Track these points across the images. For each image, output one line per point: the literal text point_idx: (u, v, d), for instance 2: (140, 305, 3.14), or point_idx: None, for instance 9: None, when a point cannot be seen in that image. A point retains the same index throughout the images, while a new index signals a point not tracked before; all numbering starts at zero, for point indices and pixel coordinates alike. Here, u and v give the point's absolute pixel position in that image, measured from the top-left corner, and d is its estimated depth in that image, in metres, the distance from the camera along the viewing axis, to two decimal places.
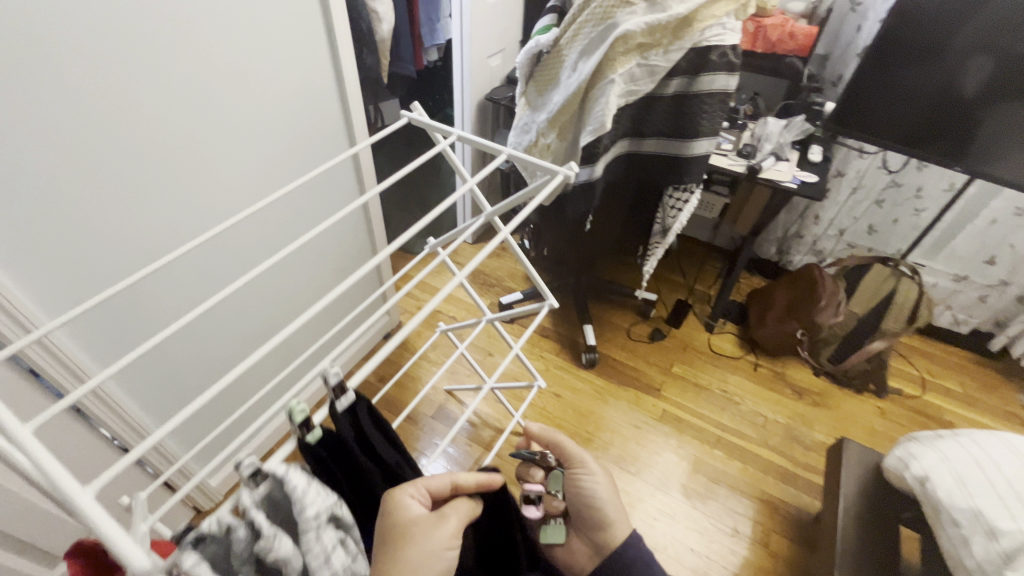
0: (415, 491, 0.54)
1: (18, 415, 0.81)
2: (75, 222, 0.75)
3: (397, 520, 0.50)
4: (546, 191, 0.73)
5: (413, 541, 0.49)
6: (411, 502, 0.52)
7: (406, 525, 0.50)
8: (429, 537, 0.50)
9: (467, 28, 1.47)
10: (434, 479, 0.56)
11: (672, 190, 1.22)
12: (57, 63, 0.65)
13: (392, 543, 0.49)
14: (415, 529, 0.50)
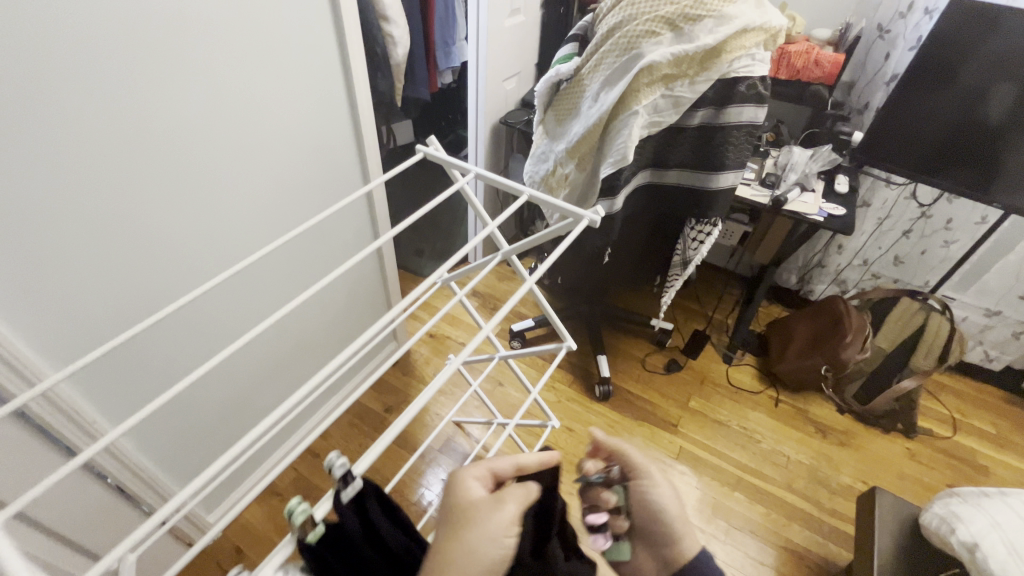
0: (476, 472, 0.54)
1: (25, 475, 0.77)
2: (76, 261, 0.71)
3: (456, 500, 0.50)
4: (569, 239, 0.69)
5: (470, 523, 0.47)
6: (469, 484, 0.52)
7: (464, 505, 0.49)
8: (487, 519, 0.47)
9: (484, 53, 1.45)
10: (498, 463, 0.57)
11: (694, 222, 1.16)
12: (67, 104, 0.62)
13: (448, 525, 0.48)
14: (473, 509, 0.48)
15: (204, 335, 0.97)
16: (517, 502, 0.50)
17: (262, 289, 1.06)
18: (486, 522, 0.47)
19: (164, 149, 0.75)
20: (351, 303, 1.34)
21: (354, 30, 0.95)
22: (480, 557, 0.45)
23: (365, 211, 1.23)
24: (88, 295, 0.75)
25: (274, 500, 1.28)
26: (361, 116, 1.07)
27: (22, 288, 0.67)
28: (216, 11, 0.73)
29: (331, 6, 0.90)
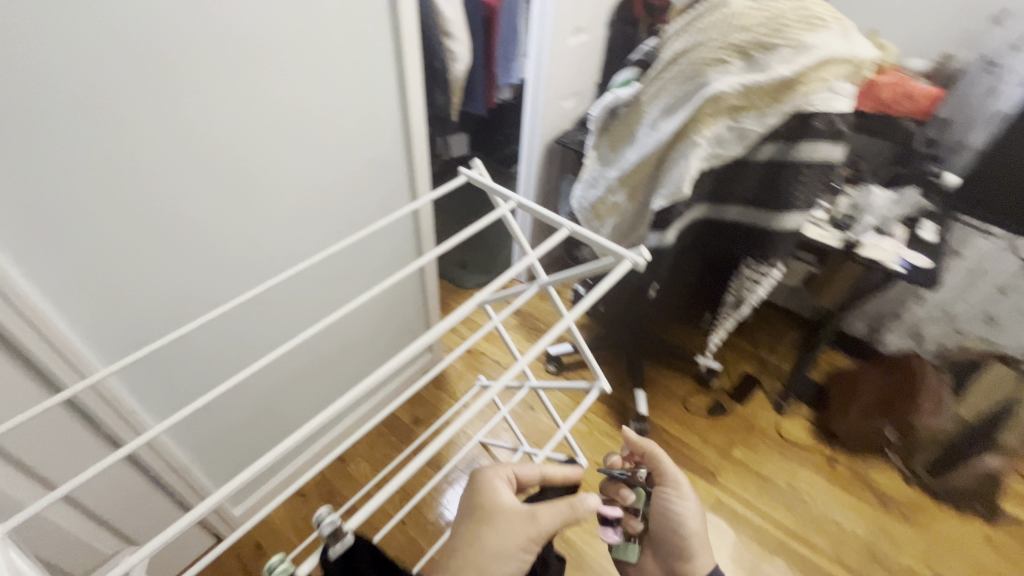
0: (506, 474, 0.61)
1: (66, 459, 0.81)
2: (130, 261, 0.75)
3: (487, 502, 0.57)
4: (603, 285, 0.62)
5: (496, 529, 0.55)
6: (501, 488, 0.59)
7: (493, 510, 0.57)
8: (512, 531, 0.56)
9: (543, 72, 1.44)
10: (525, 468, 0.62)
11: (751, 262, 1.06)
12: (133, 113, 0.66)
13: (477, 523, 0.56)
14: (500, 517, 0.56)
15: (248, 339, 1.00)
16: (542, 521, 0.57)
17: (309, 299, 1.08)
18: (510, 533, 0.55)
19: (220, 159, 0.78)
20: (390, 314, 1.35)
21: (413, 50, 0.96)
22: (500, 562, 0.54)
23: (410, 224, 1.23)
24: (140, 294, 0.79)
25: (298, 503, 1.29)
26: (414, 134, 1.07)
27: (78, 283, 0.71)
28: (279, 30, 0.75)
29: (393, 27, 0.91)
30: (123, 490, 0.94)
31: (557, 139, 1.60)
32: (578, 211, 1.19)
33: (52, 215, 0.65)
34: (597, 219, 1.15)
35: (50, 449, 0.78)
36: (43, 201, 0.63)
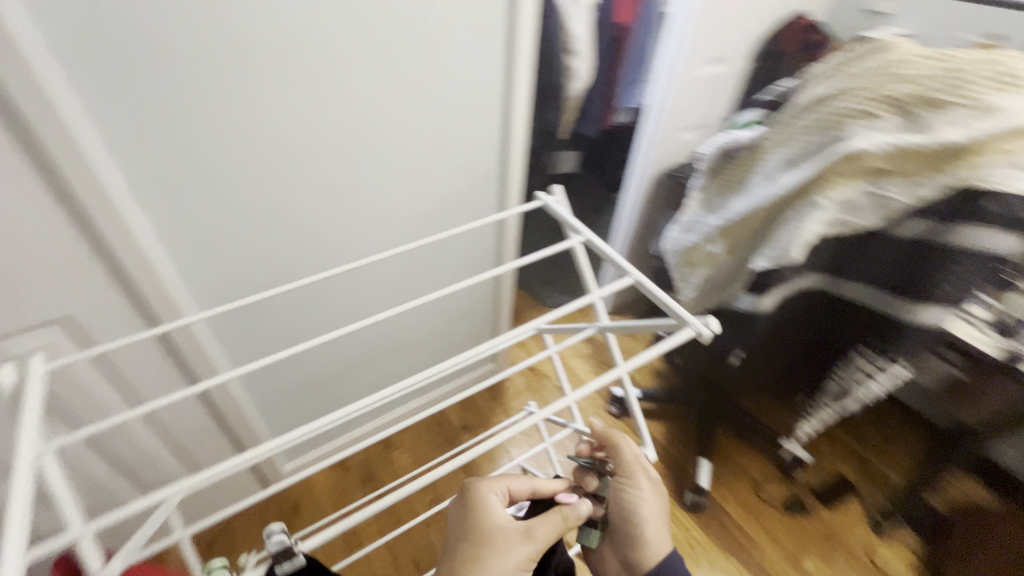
0: (499, 489, 0.53)
1: (155, 390, 0.92)
2: (234, 228, 0.84)
3: (479, 520, 0.49)
4: (648, 354, 0.55)
5: (493, 551, 0.47)
6: (494, 502, 0.51)
7: (488, 528, 0.48)
8: (511, 550, 0.47)
9: (664, 99, 1.36)
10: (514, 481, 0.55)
11: (863, 353, 0.90)
12: (256, 96, 0.73)
13: (470, 544, 0.48)
14: (496, 536, 0.48)
15: (323, 315, 1.06)
16: (540, 537, 0.49)
17: (385, 289, 1.13)
18: (509, 554, 0.47)
19: (323, 146, 0.84)
20: (460, 318, 1.36)
21: (525, 65, 0.95)
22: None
23: (495, 236, 1.23)
24: (236, 255, 0.87)
25: (339, 475, 1.35)
26: (513, 147, 1.07)
27: (190, 240, 0.81)
28: (396, 34, 0.79)
29: (508, 40, 0.91)
30: (194, 423, 1.04)
31: (669, 171, 1.49)
32: (668, 254, 1.09)
33: (176, 175, 0.74)
34: (689, 267, 1.05)
35: (141, 375, 0.88)
36: (171, 162, 0.72)
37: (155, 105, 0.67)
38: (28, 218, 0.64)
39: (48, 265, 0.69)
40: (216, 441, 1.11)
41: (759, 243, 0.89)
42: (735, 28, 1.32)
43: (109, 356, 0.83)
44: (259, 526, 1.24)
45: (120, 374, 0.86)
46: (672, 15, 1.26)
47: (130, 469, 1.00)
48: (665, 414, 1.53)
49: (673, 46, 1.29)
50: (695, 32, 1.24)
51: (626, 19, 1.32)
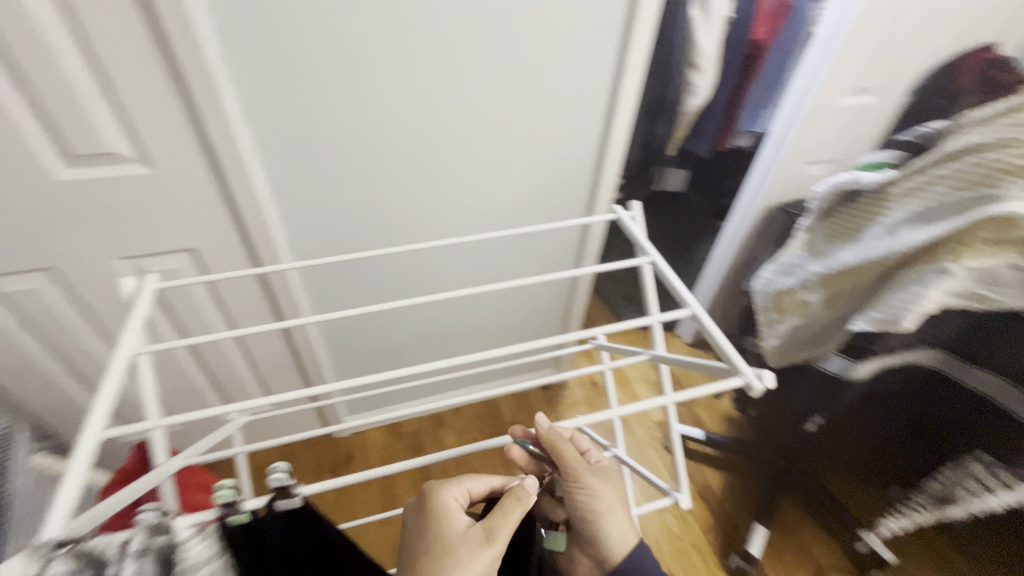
0: (459, 494, 0.51)
1: (250, 322, 1.05)
2: (334, 194, 0.92)
3: (438, 526, 0.47)
4: (711, 389, 0.50)
5: (455, 551, 0.45)
6: (454, 506, 0.49)
7: (449, 532, 0.47)
8: (474, 546, 0.45)
9: (792, 127, 1.23)
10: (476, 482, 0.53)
11: (972, 463, 0.78)
12: (371, 79, 0.80)
13: (431, 549, 0.46)
14: (460, 536, 0.46)
15: (399, 288, 1.14)
16: (503, 529, 0.47)
17: (460, 276, 1.17)
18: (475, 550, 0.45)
19: (420, 134, 0.89)
20: (528, 317, 1.37)
21: (634, 78, 0.92)
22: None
23: (576, 242, 1.22)
24: (331, 223, 0.96)
25: (390, 438, 1.44)
26: (607, 158, 1.04)
27: (297, 200, 0.91)
28: (508, 32, 0.81)
29: (619, 50, 0.89)
30: (276, 361, 1.17)
31: (782, 205, 1.36)
32: (755, 294, 0.99)
33: (291, 145, 0.83)
34: (778, 314, 0.94)
35: (241, 308, 1.02)
36: (290, 133, 0.82)
37: (283, 81, 0.76)
38: (177, 162, 0.79)
39: (187, 203, 0.84)
40: (293, 380, 1.24)
41: (865, 301, 0.79)
42: (891, 56, 1.17)
43: (219, 287, 0.98)
44: (314, 465, 1.37)
45: (225, 303, 1.01)
46: (818, 38, 1.14)
47: (222, 383, 1.17)
48: (727, 464, 1.40)
49: (811, 71, 1.16)
50: (841, 57, 1.11)
51: (761, 37, 1.26)
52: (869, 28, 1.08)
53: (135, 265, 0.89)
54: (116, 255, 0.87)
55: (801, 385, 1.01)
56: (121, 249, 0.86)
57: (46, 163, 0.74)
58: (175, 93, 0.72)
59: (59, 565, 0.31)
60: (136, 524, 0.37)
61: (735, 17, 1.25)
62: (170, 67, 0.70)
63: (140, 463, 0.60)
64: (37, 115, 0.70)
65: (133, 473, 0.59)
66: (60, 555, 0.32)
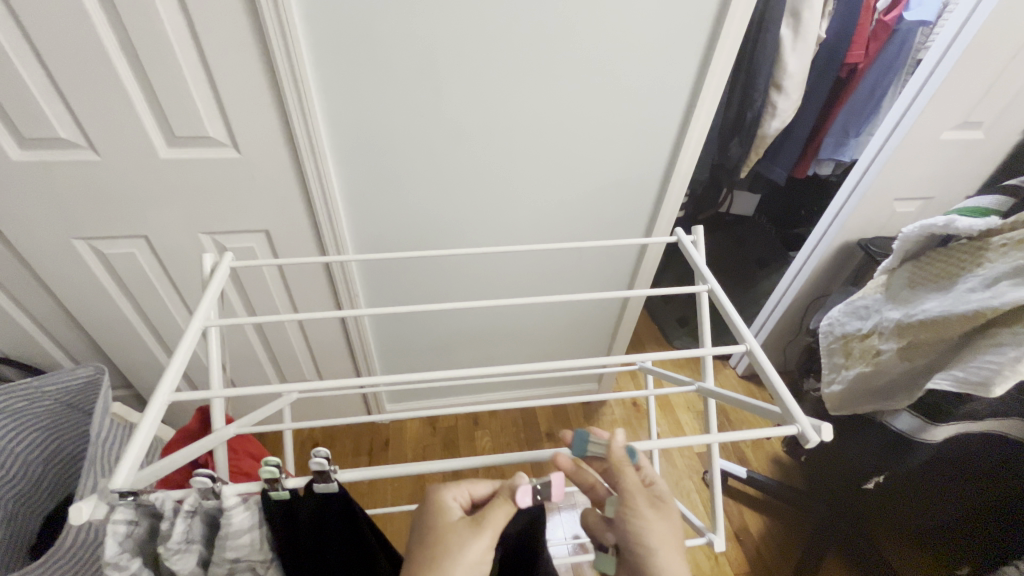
0: (460, 495, 0.48)
1: (310, 305, 1.11)
2: (398, 192, 0.95)
3: (432, 523, 0.45)
4: (759, 434, 0.46)
5: (447, 548, 0.42)
6: (452, 506, 0.46)
7: (443, 528, 0.44)
8: (466, 543, 0.43)
9: (882, 158, 1.14)
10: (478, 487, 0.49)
11: None
12: (444, 84, 0.82)
13: (424, 545, 0.44)
14: (451, 532, 0.44)
15: (451, 289, 1.15)
16: (494, 527, 0.44)
17: (511, 282, 1.17)
18: (467, 550, 0.42)
19: (487, 139, 0.90)
20: (575, 330, 1.35)
21: (712, 98, 0.89)
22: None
23: (632, 260, 1.19)
24: (393, 218, 0.99)
25: (427, 431, 1.47)
26: (674, 179, 1.01)
27: (364, 194, 0.94)
28: (585, 45, 0.81)
29: (699, 69, 0.86)
30: (329, 345, 1.23)
31: (862, 241, 1.26)
32: (820, 333, 0.94)
33: (365, 142, 0.87)
34: (844, 359, 0.88)
35: (304, 292, 1.08)
36: (364, 130, 0.85)
37: (363, 80, 0.80)
38: (263, 149, 0.84)
39: (266, 188, 0.90)
40: (342, 364, 1.29)
41: (949, 359, 0.72)
42: (1007, 89, 1.05)
43: (287, 270, 1.04)
44: (352, 448, 1.42)
45: (289, 285, 1.07)
46: (923, 65, 1.04)
47: (279, 359, 1.24)
48: (771, 509, 1.32)
49: (911, 100, 1.07)
50: (948, 88, 1.01)
51: (857, 60, 1.18)
52: (985, 57, 0.98)
53: (216, 241, 0.97)
54: (201, 230, 0.95)
55: (864, 439, 0.93)
56: (205, 224, 0.94)
57: (152, 141, 0.82)
58: (268, 85, 0.78)
59: (122, 512, 0.38)
60: (191, 484, 0.40)
61: (826, 38, 1.18)
62: (265, 61, 0.75)
63: (198, 426, 0.65)
64: (150, 99, 0.78)
65: (190, 435, 0.64)
66: (125, 503, 0.38)
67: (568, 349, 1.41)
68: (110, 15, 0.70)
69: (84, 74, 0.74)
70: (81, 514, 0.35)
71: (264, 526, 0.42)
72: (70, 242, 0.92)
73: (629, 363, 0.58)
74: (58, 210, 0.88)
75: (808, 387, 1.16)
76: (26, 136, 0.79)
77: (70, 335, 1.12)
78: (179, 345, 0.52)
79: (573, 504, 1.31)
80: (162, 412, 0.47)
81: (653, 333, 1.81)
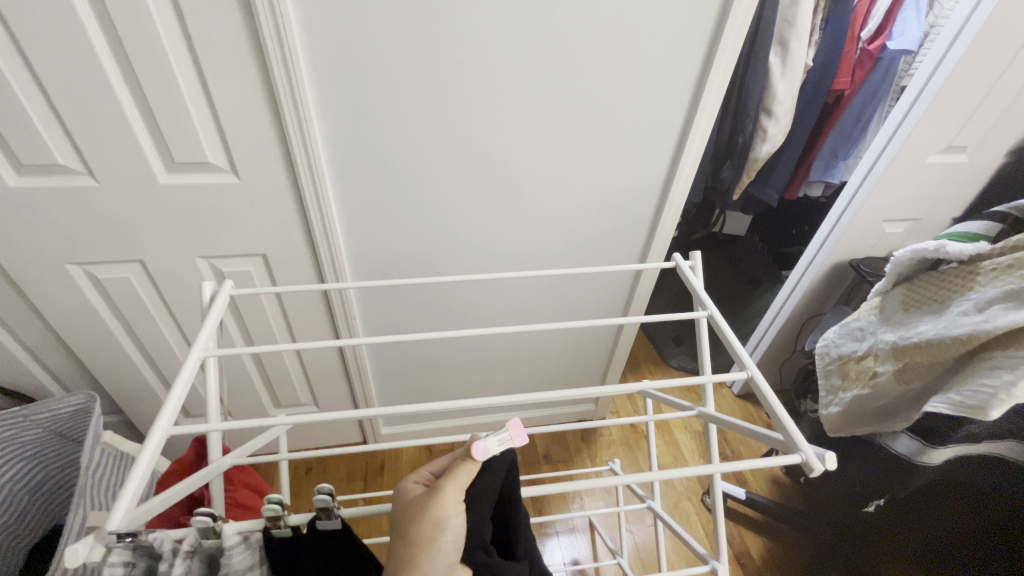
0: (421, 477, 0.47)
1: (308, 330, 1.10)
2: (396, 216, 0.95)
3: (398, 504, 0.44)
4: (763, 463, 0.46)
5: (416, 519, 0.42)
6: (412, 486, 0.46)
7: (406, 507, 0.44)
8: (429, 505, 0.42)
9: (870, 180, 1.17)
10: (436, 464, 0.49)
11: None
12: (443, 111, 0.83)
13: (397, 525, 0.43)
14: (414, 506, 0.43)
15: (449, 313, 1.15)
16: (455, 485, 0.43)
17: (508, 305, 1.17)
18: (435, 512, 0.42)
19: (485, 164, 0.91)
20: (573, 353, 1.35)
21: (705, 126, 0.91)
22: (437, 556, 0.41)
23: (630, 284, 1.19)
24: (391, 243, 0.99)
25: (423, 455, 1.46)
26: (669, 203, 1.02)
27: (363, 219, 0.94)
28: (582, 73, 0.82)
29: (693, 97, 0.88)
30: (325, 370, 1.22)
31: (853, 261, 1.28)
32: (816, 355, 0.94)
33: (363, 167, 0.87)
34: (841, 381, 0.89)
35: (301, 318, 1.08)
36: (363, 155, 0.86)
37: (364, 107, 0.81)
38: (262, 175, 0.85)
39: (265, 213, 0.90)
40: (338, 388, 1.28)
41: (946, 381, 0.73)
42: (990, 115, 1.09)
43: (284, 297, 1.04)
44: (347, 473, 1.40)
45: (287, 311, 1.06)
46: (908, 92, 1.08)
47: (274, 384, 1.23)
48: (771, 532, 1.31)
49: (897, 125, 1.10)
50: (931, 115, 1.05)
51: (843, 87, 1.21)
52: (966, 84, 1.01)
53: (213, 267, 0.97)
54: (197, 255, 0.94)
55: (865, 461, 0.93)
56: (203, 250, 0.94)
57: (151, 167, 0.82)
58: (268, 112, 0.78)
59: (119, 555, 0.36)
60: (192, 523, 0.39)
61: (813, 66, 1.22)
62: (266, 89, 0.76)
63: (191, 458, 0.63)
64: (151, 126, 0.79)
65: (188, 467, 0.62)
66: (122, 545, 0.37)
67: (566, 372, 1.41)
68: (114, 44, 0.71)
69: (86, 101, 0.74)
70: (78, 556, 0.35)
71: (266, 564, 0.41)
72: (65, 268, 0.92)
73: (630, 390, 0.57)
74: (54, 236, 0.87)
75: (806, 408, 1.16)
76: (23, 162, 0.78)
77: (60, 361, 1.10)
78: (178, 377, 0.51)
79: (572, 528, 1.28)
80: (160, 447, 0.46)
81: (649, 353, 1.81)
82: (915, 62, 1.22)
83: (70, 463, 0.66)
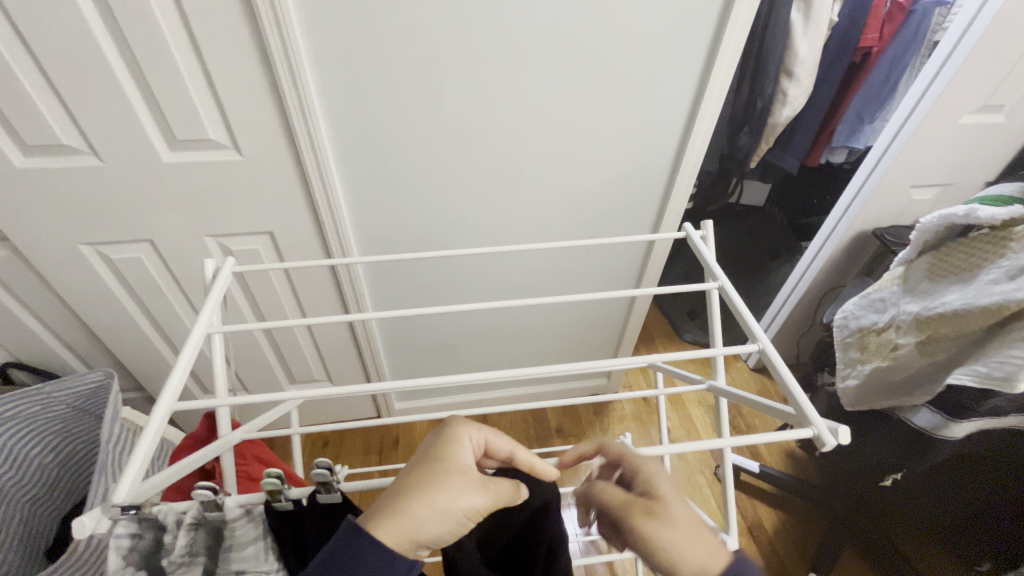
0: (478, 440, 0.45)
1: (319, 307, 1.11)
2: (401, 191, 0.94)
3: (446, 456, 0.42)
4: (773, 437, 0.44)
5: (449, 486, 0.39)
6: (467, 450, 0.43)
7: (451, 468, 0.41)
8: (470, 492, 0.40)
9: (897, 143, 1.10)
10: (500, 442, 0.46)
11: None
12: (444, 81, 0.81)
13: (437, 468, 0.41)
14: (455, 472, 0.41)
15: (458, 288, 1.14)
16: (497, 493, 0.42)
17: (516, 280, 1.16)
18: (463, 501, 0.39)
19: (490, 135, 0.89)
20: (584, 327, 1.34)
21: (719, 90, 0.87)
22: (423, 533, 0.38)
23: (641, 257, 1.17)
24: (397, 219, 0.99)
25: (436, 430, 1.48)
26: (682, 174, 0.99)
27: (367, 194, 0.93)
28: (589, 37, 0.78)
29: (706, 59, 0.84)
30: (338, 346, 1.23)
31: (877, 230, 1.23)
32: (834, 327, 0.91)
33: (364, 139, 0.85)
34: (860, 354, 0.87)
35: (311, 295, 1.09)
36: (365, 129, 0.84)
37: (362, 78, 0.78)
38: (265, 152, 0.84)
39: (270, 189, 0.89)
40: (352, 363, 1.29)
41: (974, 351, 0.70)
42: None
43: (293, 273, 1.04)
44: (362, 447, 1.43)
45: (296, 288, 1.07)
46: (941, 46, 1.00)
47: (288, 359, 1.25)
48: (785, 505, 1.30)
49: (929, 82, 1.03)
50: (966, 72, 0.98)
51: (870, 44, 1.14)
52: (1007, 36, 0.94)
53: (221, 245, 0.97)
54: (205, 233, 0.95)
55: (883, 434, 0.91)
56: (210, 228, 0.94)
57: (154, 144, 0.81)
58: (267, 86, 0.77)
59: (124, 527, 0.37)
60: (192, 497, 0.39)
61: (839, 21, 1.14)
62: (263, 61, 0.74)
63: (203, 433, 0.64)
64: (150, 102, 0.77)
65: (200, 441, 0.63)
66: (127, 518, 0.38)
67: (578, 346, 1.40)
68: (107, 19, 0.69)
69: (83, 80, 0.73)
70: (84, 527, 0.35)
71: (273, 536, 0.41)
72: (77, 248, 0.93)
73: (636, 363, 0.56)
74: (64, 217, 0.88)
75: (822, 381, 1.13)
76: (28, 143, 0.78)
77: (82, 339, 1.13)
78: (181, 352, 0.51)
79: None
80: (164, 422, 0.46)
81: (663, 327, 1.80)
82: (950, 15, 1.14)
83: (91, 437, 0.68)
